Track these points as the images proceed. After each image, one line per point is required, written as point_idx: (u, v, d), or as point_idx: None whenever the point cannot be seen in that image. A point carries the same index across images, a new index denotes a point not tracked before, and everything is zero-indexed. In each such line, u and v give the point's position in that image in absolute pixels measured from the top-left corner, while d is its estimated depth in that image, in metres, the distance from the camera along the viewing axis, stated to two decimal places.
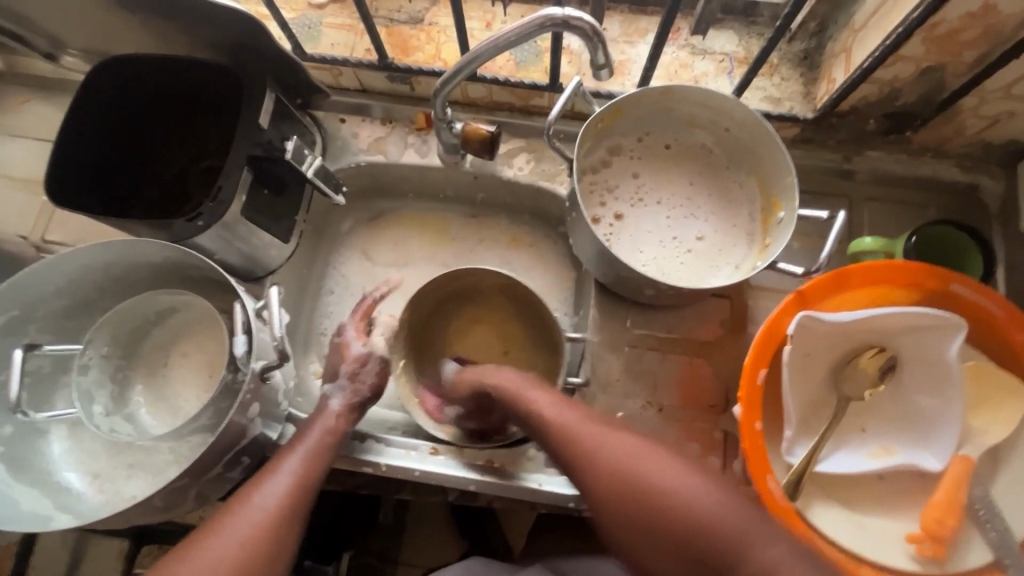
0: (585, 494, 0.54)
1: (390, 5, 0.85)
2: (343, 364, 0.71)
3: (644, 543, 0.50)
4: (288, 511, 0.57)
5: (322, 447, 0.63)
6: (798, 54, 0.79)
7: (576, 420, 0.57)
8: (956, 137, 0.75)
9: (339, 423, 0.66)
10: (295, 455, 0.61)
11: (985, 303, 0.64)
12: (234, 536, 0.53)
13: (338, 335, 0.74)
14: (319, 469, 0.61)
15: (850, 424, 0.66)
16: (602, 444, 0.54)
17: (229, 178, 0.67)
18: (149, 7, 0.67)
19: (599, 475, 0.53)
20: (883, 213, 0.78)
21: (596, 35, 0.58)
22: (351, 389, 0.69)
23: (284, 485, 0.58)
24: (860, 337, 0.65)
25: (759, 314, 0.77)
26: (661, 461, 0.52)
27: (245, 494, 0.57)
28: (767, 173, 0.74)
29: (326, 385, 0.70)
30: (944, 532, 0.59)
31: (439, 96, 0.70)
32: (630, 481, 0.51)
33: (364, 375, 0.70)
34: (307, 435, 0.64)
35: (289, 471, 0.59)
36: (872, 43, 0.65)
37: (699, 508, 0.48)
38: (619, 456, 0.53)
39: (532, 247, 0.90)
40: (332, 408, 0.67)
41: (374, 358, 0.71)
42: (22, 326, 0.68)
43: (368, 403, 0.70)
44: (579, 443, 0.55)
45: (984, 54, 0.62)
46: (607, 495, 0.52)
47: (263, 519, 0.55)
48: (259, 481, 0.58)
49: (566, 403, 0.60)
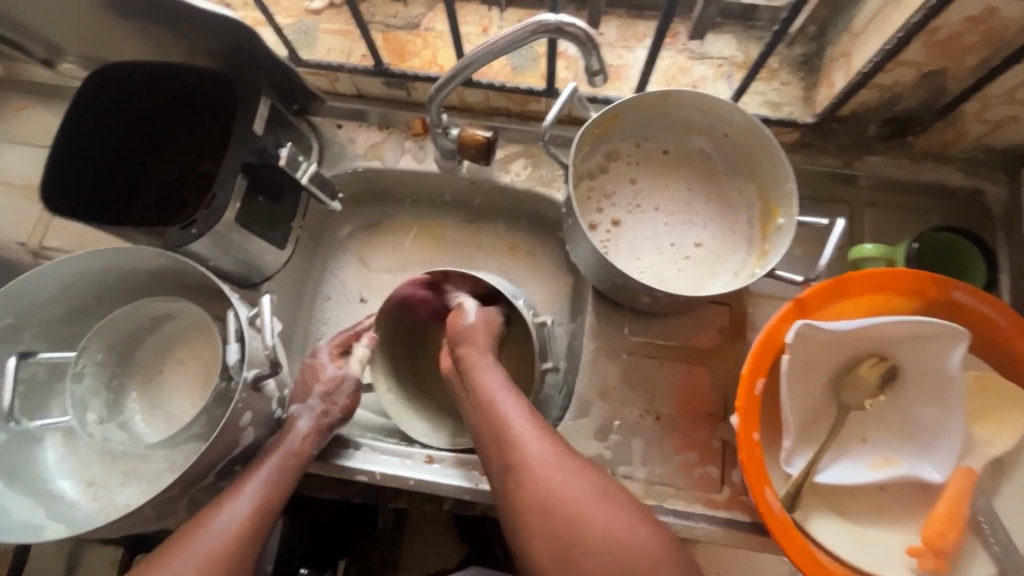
0: (526, 516, 0.58)
1: (387, 10, 0.85)
2: (314, 384, 0.71)
3: (561, 559, 0.55)
4: (249, 533, 0.58)
5: (285, 469, 0.64)
6: (798, 58, 0.78)
7: (538, 445, 0.60)
8: (959, 141, 0.73)
9: (305, 447, 0.66)
10: (259, 476, 0.62)
11: (989, 311, 0.63)
12: (197, 559, 0.55)
13: (310, 356, 0.73)
14: (281, 491, 0.63)
15: (850, 433, 0.65)
16: (555, 468, 0.58)
17: (222, 185, 0.67)
18: (142, 14, 0.67)
19: (552, 507, 0.57)
20: (885, 219, 0.77)
21: (589, 41, 0.57)
22: (321, 409, 0.69)
23: (246, 507, 0.59)
24: (861, 345, 0.64)
25: (759, 322, 0.76)
26: (607, 499, 0.57)
27: (206, 517, 0.58)
28: (766, 178, 0.73)
29: (295, 402, 0.69)
30: (946, 545, 0.58)
31: (434, 102, 0.69)
32: (576, 515, 0.56)
33: (336, 397, 0.71)
34: (271, 455, 0.64)
35: (251, 493, 0.61)
36: (872, 48, 0.64)
37: (633, 546, 0.54)
38: (565, 482, 0.57)
39: (530, 253, 0.89)
40: (299, 429, 0.67)
41: (349, 379, 0.72)
42: (16, 334, 0.68)
43: (338, 425, 0.70)
44: (538, 469, 0.58)
45: (986, 58, 0.61)
46: (552, 522, 0.56)
47: (223, 541, 0.57)
48: (222, 500, 0.60)
49: (531, 418, 0.62)
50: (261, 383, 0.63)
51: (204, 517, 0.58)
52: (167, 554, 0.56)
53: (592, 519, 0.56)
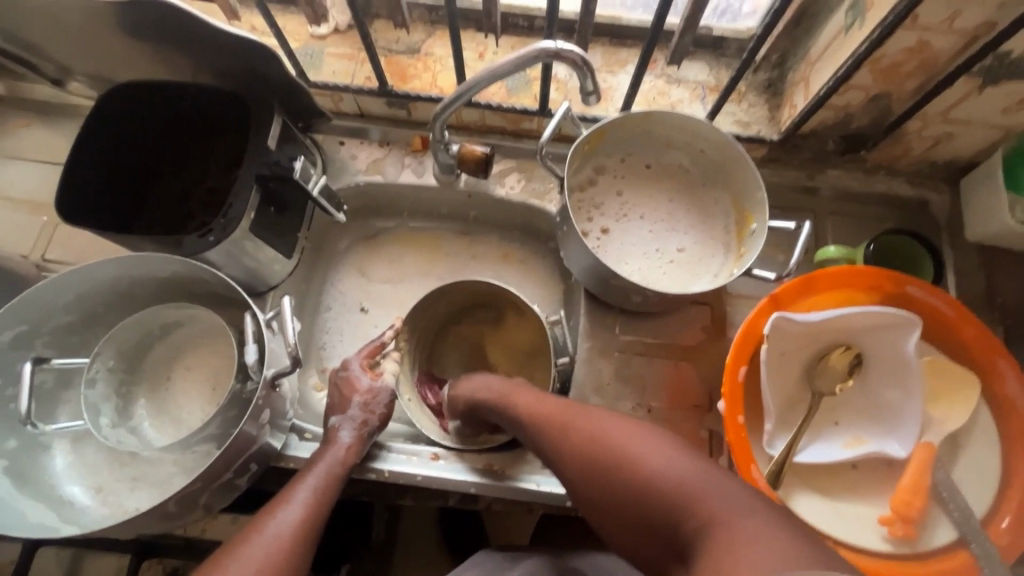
0: (575, 475, 0.57)
1: (388, 36, 0.90)
2: (353, 396, 0.73)
3: (613, 504, 0.54)
4: (301, 540, 0.61)
5: (330, 479, 0.66)
6: (763, 82, 0.87)
7: (554, 408, 0.63)
8: (905, 156, 0.83)
9: (349, 458, 0.68)
10: (306, 485, 0.65)
11: (939, 304, 0.71)
12: (251, 563, 0.57)
13: (343, 369, 0.74)
14: (328, 498, 0.65)
15: (823, 417, 0.72)
16: (580, 422, 0.60)
17: (239, 196, 0.70)
18: (163, 36, 0.71)
19: (572, 451, 0.58)
20: (844, 226, 0.86)
21: (585, 65, 0.64)
22: (361, 419, 0.71)
23: (298, 514, 0.62)
24: (829, 336, 0.71)
25: (738, 320, 0.83)
26: (621, 428, 0.57)
27: (256, 525, 0.60)
28: (740, 189, 0.80)
29: (336, 414, 0.72)
30: (912, 513, 0.65)
31: (438, 120, 0.75)
32: (597, 451, 0.56)
33: (374, 407, 0.73)
34: (317, 465, 0.67)
35: (301, 500, 0.63)
36: (827, 73, 0.73)
37: (660, 473, 0.51)
38: (593, 430, 0.58)
39: (523, 261, 0.94)
40: (342, 440, 0.69)
41: (385, 391, 0.74)
42: (29, 341, 0.69)
43: (377, 433, 0.72)
44: (554, 425, 0.61)
45: (923, 83, 0.70)
46: (582, 471, 0.57)
47: (277, 547, 0.59)
48: (274, 508, 0.62)
49: (552, 398, 0.66)
50: (278, 382, 0.67)
51: (253, 527, 0.60)
52: (223, 562, 0.57)
53: (614, 450, 0.55)
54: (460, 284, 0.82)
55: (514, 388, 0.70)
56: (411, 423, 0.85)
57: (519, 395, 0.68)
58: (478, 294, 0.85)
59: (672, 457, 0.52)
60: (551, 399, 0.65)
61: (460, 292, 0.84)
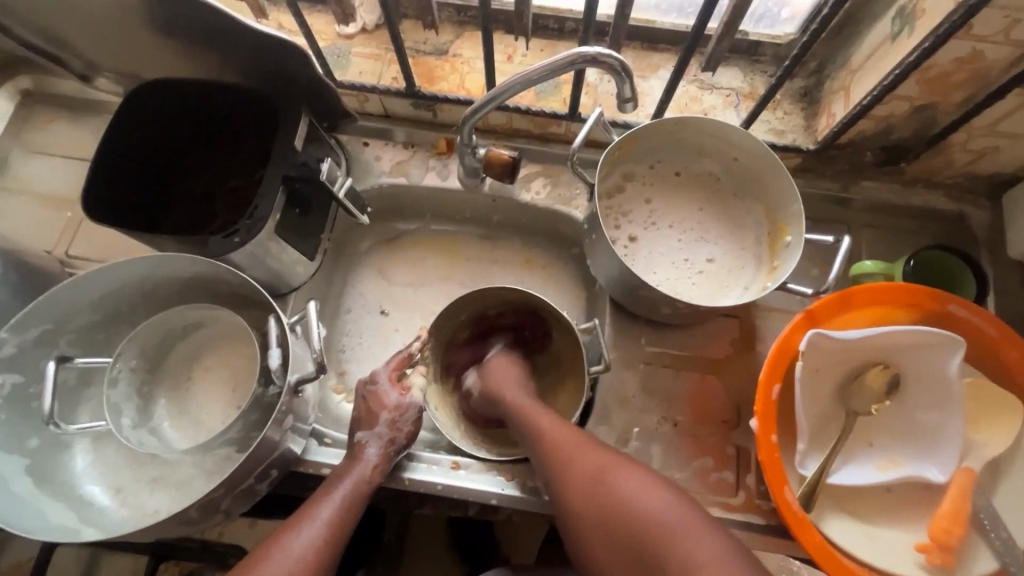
0: (570, 505, 0.58)
1: (417, 36, 0.89)
2: (380, 412, 0.71)
3: (600, 538, 0.54)
4: (323, 560, 0.60)
5: (356, 498, 0.65)
6: (799, 90, 0.85)
7: (555, 433, 0.63)
8: (946, 169, 0.80)
9: (375, 476, 0.67)
10: (331, 502, 0.64)
11: (981, 323, 0.69)
12: None
13: (371, 382, 0.73)
14: (352, 516, 0.64)
15: (857, 438, 0.69)
16: (575, 455, 0.60)
17: (265, 197, 0.68)
18: (193, 33, 0.70)
19: (567, 482, 0.59)
20: (879, 240, 0.83)
21: (623, 70, 0.62)
22: (388, 437, 0.69)
23: (319, 532, 0.61)
24: (867, 355, 0.69)
25: (767, 334, 0.80)
26: (611, 466, 0.57)
27: (278, 541, 0.60)
28: (774, 199, 0.78)
29: (361, 428, 0.70)
30: (950, 541, 0.63)
31: (466, 123, 0.73)
32: (589, 486, 0.57)
33: (402, 424, 0.71)
34: (342, 481, 0.66)
35: (324, 519, 0.62)
36: (870, 83, 0.70)
37: (646, 516, 0.52)
38: (586, 464, 0.58)
39: (546, 267, 0.93)
40: (368, 458, 0.68)
41: (413, 407, 0.73)
42: (53, 340, 0.69)
43: (403, 452, 0.71)
44: (562, 463, 0.60)
45: (971, 94, 0.67)
46: (579, 502, 0.57)
47: (301, 567, 0.58)
48: (298, 524, 0.61)
49: (557, 420, 0.66)
50: (302, 388, 0.66)
51: (273, 544, 0.60)
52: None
53: (605, 488, 0.55)
54: (493, 291, 0.79)
55: (525, 407, 0.69)
56: (432, 431, 0.84)
57: (532, 415, 0.68)
58: (507, 298, 0.82)
59: (658, 499, 0.53)
60: (559, 426, 0.65)
61: (492, 297, 0.81)
